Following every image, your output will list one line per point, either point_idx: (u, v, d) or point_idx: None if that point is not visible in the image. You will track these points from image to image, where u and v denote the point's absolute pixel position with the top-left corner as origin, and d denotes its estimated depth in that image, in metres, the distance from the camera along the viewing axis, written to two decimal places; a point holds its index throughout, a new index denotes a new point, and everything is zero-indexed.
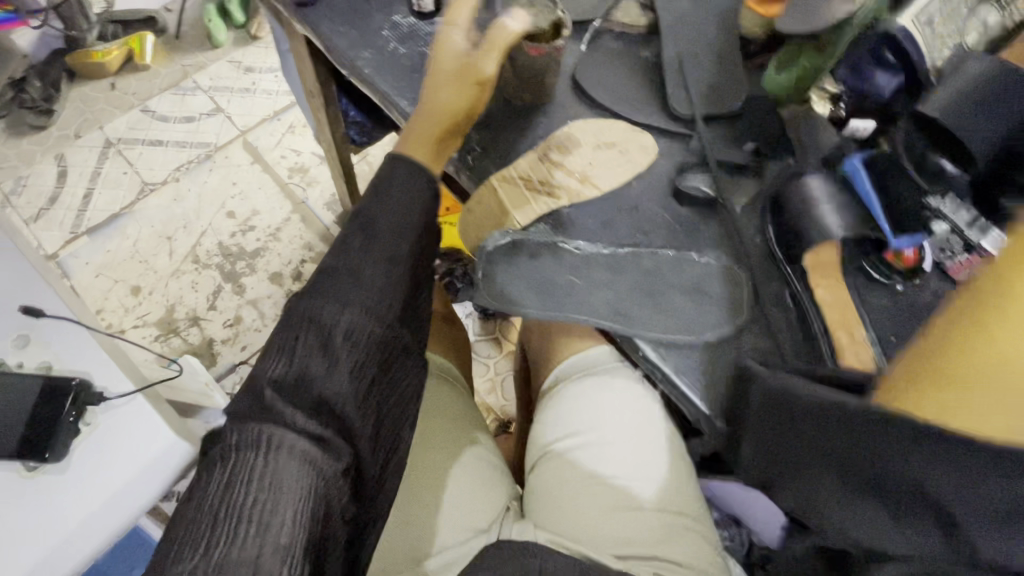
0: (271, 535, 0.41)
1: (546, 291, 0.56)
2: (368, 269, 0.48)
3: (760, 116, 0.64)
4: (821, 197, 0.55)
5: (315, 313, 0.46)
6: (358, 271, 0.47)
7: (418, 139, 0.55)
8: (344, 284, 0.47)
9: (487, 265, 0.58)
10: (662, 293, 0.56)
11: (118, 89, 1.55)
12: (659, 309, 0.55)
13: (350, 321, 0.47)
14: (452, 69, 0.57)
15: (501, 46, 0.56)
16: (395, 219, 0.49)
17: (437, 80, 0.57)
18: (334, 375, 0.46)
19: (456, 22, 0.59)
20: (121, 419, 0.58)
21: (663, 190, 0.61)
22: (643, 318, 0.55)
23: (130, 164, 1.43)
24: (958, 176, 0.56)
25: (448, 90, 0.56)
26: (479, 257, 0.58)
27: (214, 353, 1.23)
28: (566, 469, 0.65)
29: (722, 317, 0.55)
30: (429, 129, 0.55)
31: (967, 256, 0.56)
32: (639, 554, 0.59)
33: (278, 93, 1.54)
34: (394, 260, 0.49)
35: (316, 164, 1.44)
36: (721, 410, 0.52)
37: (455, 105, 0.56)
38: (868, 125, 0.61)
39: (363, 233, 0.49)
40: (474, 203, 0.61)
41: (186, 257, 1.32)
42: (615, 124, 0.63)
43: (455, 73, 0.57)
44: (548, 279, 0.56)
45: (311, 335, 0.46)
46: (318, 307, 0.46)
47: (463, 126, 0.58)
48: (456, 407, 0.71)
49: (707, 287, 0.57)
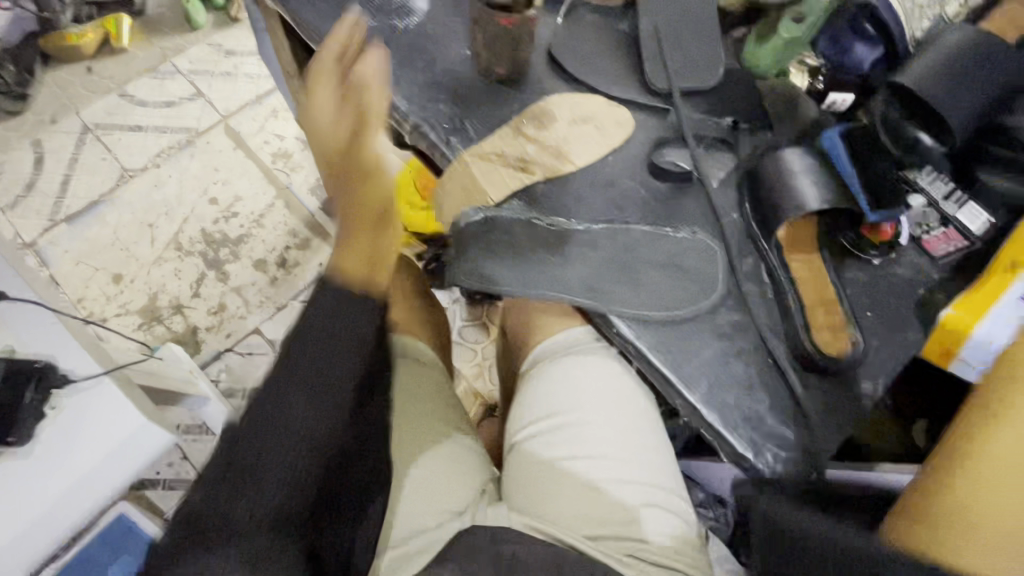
0: None
1: (520, 267, 0.55)
2: (298, 394, 0.47)
3: (740, 90, 0.63)
4: (800, 169, 0.55)
5: (258, 431, 0.45)
6: (284, 414, 0.46)
7: (348, 250, 0.54)
8: (280, 403, 0.46)
9: (460, 242, 0.57)
10: (637, 269, 0.55)
11: (95, 73, 1.42)
12: (633, 285, 0.54)
13: (288, 446, 0.45)
14: (344, 158, 0.58)
15: (377, 118, 0.58)
16: (327, 335, 0.48)
17: (340, 176, 0.58)
18: (272, 490, 0.44)
19: (321, 105, 0.59)
20: (89, 403, 0.59)
21: (640, 165, 0.60)
22: (616, 294, 0.54)
23: (108, 150, 1.33)
24: (935, 149, 0.57)
25: (368, 186, 0.58)
26: (453, 234, 0.58)
27: (199, 341, 1.17)
28: (542, 451, 0.64)
29: (697, 292, 0.55)
30: (367, 244, 0.55)
31: (943, 230, 0.57)
32: (611, 533, 0.59)
33: (260, 76, 1.43)
34: (324, 383, 0.47)
35: (300, 149, 1.36)
36: (696, 386, 0.52)
37: (365, 192, 0.57)
38: (847, 97, 0.61)
39: (292, 358, 0.47)
40: (446, 178, 0.59)
41: (168, 244, 1.24)
42: (592, 98, 0.61)
43: (351, 162, 0.58)
44: (519, 256, 0.55)
45: (244, 459, 0.45)
46: (252, 435, 0.45)
47: (383, 210, 0.58)
48: (431, 390, 0.70)
49: (681, 262, 0.56)
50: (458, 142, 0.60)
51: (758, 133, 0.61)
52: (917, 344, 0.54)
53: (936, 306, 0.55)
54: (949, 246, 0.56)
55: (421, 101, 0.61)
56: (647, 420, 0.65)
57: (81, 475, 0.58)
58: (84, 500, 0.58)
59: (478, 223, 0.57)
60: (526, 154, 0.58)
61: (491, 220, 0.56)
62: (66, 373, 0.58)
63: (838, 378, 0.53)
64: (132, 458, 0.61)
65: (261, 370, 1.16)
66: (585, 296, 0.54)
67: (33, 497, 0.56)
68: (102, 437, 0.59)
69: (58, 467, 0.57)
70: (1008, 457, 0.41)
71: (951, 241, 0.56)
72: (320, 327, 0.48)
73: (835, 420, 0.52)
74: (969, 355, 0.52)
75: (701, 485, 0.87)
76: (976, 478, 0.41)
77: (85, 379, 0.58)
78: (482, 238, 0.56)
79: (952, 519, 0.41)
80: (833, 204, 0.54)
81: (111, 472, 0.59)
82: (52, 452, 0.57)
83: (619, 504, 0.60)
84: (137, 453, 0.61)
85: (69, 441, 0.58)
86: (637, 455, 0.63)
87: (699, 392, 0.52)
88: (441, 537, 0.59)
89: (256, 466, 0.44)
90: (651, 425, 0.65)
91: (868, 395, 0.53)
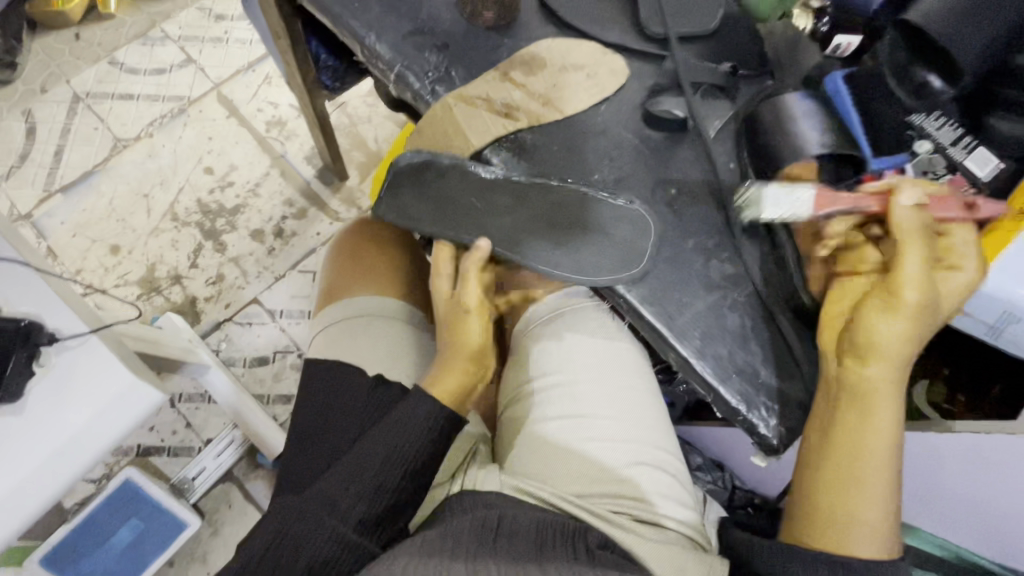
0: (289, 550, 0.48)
1: (477, 222, 0.55)
2: (320, 408, 0.61)
3: (740, 35, 0.60)
4: (800, 112, 0.53)
5: (305, 438, 0.60)
6: (315, 425, 0.60)
7: (441, 383, 0.56)
8: (310, 420, 0.60)
9: (394, 181, 0.58)
10: (602, 224, 0.54)
11: (84, 40, 1.36)
12: (603, 243, 0.53)
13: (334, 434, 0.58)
14: (446, 307, 0.59)
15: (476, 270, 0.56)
16: (333, 376, 0.62)
17: (448, 326, 0.59)
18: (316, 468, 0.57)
19: (441, 270, 0.59)
20: (81, 363, 0.54)
21: (634, 115, 0.58)
22: (578, 248, 0.54)
23: (101, 119, 1.29)
24: (942, 91, 0.54)
25: (460, 336, 0.58)
26: (389, 172, 0.59)
27: (199, 311, 1.17)
28: (533, 410, 0.63)
29: (621, 263, 0.53)
30: (455, 382, 0.56)
31: (949, 177, 0.54)
32: (602, 491, 0.58)
33: (253, 42, 1.37)
34: (337, 392, 0.61)
35: (295, 117, 1.31)
36: (688, 339, 0.51)
37: (472, 342, 0.58)
38: (853, 40, 0.57)
39: (314, 389, 0.62)
40: (426, 122, 0.58)
41: (164, 214, 1.22)
42: (583, 44, 0.59)
43: (461, 312, 0.58)
44: (474, 216, 0.55)
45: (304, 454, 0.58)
46: (304, 439, 0.59)
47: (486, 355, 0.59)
48: (419, 351, 0.68)
49: (612, 229, 0.54)
50: (443, 89, 0.58)
51: (758, 79, 0.58)
52: None
53: None
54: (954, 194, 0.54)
55: (407, 51, 0.59)
56: (639, 380, 0.65)
57: (69, 436, 0.53)
58: (71, 464, 0.53)
59: (438, 169, 0.57)
60: (512, 100, 0.57)
61: (454, 167, 0.56)
62: (54, 332, 0.54)
63: None
64: (125, 421, 0.54)
65: (261, 340, 1.16)
66: (527, 257, 0.54)
67: (21, 458, 0.52)
68: (86, 397, 0.53)
69: (43, 429, 0.53)
70: (834, 457, 0.47)
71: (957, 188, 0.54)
72: (325, 375, 0.63)
73: None
74: (972, 305, 0.53)
75: (700, 450, 0.88)
76: (823, 482, 0.47)
77: (72, 337, 0.54)
78: (438, 189, 0.57)
79: (821, 521, 0.47)
80: (833, 147, 0.52)
81: (100, 434, 0.53)
82: (45, 410, 0.53)
83: (608, 464, 0.60)
84: (132, 414, 0.54)
85: (55, 401, 0.53)
86: (632, 414, 0.63)
87: (691, 345, 0.51)
88: (434, 498, 0.58)
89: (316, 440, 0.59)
90: (646, 385, 0.65)
91: None
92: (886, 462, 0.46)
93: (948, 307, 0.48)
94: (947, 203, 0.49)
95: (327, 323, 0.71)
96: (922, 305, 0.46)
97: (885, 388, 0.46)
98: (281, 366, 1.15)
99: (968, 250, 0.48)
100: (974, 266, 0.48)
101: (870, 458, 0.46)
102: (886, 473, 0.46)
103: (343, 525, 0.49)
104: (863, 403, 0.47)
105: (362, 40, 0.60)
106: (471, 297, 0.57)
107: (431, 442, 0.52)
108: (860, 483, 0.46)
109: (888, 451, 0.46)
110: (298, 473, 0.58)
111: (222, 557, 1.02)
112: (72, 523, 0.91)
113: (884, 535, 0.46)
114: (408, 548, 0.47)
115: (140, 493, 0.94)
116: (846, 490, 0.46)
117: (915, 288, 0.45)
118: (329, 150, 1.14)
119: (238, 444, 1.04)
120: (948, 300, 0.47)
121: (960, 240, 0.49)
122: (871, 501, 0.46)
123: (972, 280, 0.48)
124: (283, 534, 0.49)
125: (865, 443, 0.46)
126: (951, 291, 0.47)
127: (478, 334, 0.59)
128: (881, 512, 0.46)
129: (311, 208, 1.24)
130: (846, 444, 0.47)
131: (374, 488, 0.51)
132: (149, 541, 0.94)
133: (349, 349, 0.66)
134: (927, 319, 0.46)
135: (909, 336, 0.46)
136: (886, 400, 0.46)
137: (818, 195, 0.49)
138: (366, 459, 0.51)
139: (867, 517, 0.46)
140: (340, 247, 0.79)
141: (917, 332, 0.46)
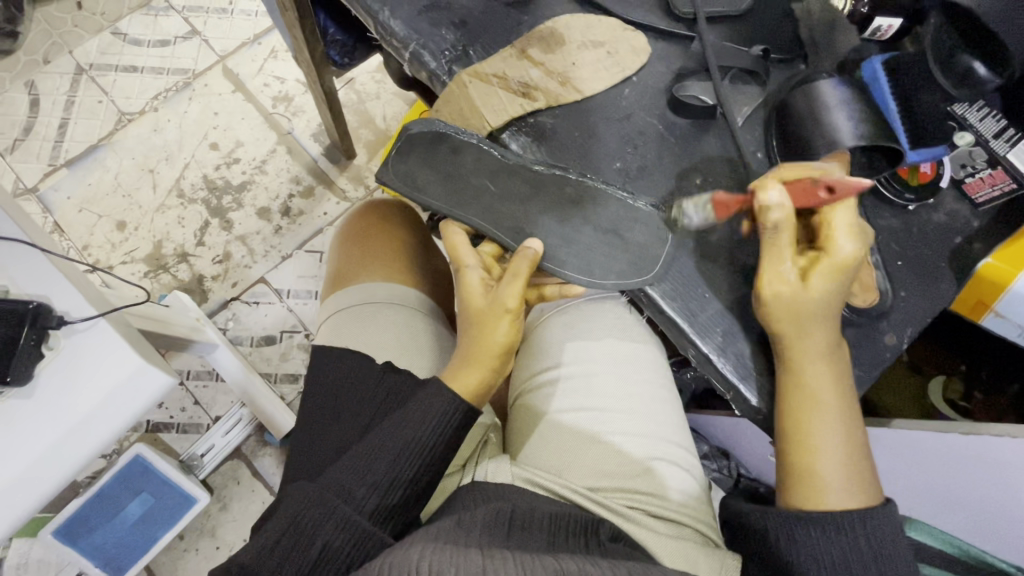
0: (297, 549, 0.47)
1: (485, 206, 0.53)
2: (335, 398, 0.59)
3: (774, 16, 0.58)
4: (836, 101, 0.50)
5: (319, 427, 0.59)
6: (330, 415, 0.59)
7: (459, 375, 0.53)
8: (326, 412, 0.59)
9: (405, 147, 0.55)
10: (618, 219, 0.52)
11: (86, 9, 1.32)
12: (618, 242, 0.51)
13: (347, 425, 0.58)
14: (479, 310, 0.54)
15: (521, 278, 0.51)
16: (341, 365, 0.61)
17: (469, 324, 0.55)
18: (328, 460, 0.56)
19: (468, 263, 0.54)
20: (91, 347, 0.53)
21: (659, 99, 0.56)
22: (587, 242, 0.52)
23: (105, 92, 1.26)
24: (989, 80, 0.51)
25: (485, 335, 0.53)
26: (401, 138, 0.56)
27: (205, 290, 1.16)
28: (548, 401, 0.62)
29: (631, 268, 0.51)
30: (471, 383, 0.53)
31: (990, 171, 0.53)
32: (619, 486, 0.57)
33: (259, 13, 1.33)
34: (349, 381, 0.60)
35: (301, 93, 1.28)
36: (710, 335, 0.50)
37: (499, 345, 0.54)
38: (894, 23, 0.55)
39: (324, 377, 0.61)
40: (443, 100, 0.55)
41: (170, 190, 1.21)
42: (606, 22, 0.57)
43: (490, 314, 0.53)
44: (487, 200, 0.53)
45: (319, 443, 0.58)
46: (319, 427, 0.59)
47: (512, 353, 0.56)
48: (427, 339, 0.67)
49: (624, 231, 0.52)
50: (459, 69, 0.56)
51: (789, 64, 0.56)
52: (946, 295, 0.52)
53: (972, 256, 0.53)
54: (993, 189, 0.53)
55: (422, 27, 0.57)
56: (659, 375, 0.64)
57: (78, 421, 0.52)
58: (80, 450, 0.52)
59: (451, 145, 0.54)
60: (530, 79, 0.55)
61: (470, 146, 0.53)
62: (63, 315, 0.54)
63: (864, 330, 0.51)
64: (133, 406, 0.53)
65: (268, 320, 1.16)
66: (546, 259, 0.52)
67: (30, 442, 0.51)
68: (96, 381, 0.53)
69: (53, 412, 0.52)
70: (819, 446, 0.47)
71: (997, 183, 0.53)
72: (334, 368, 0.61)
73: (856, 372, 0.50)
74: (1006, 307, 0.56)
75: (706, 438, 0.87)
76: (786, 439, 0.47)
77: (82, 321, 0.53)
78: (447, 166, 0.54)
79: (789, 479, 0.48)
80: (869, 139, 0.49)
81: (110, 420, 0.53)
82: (55, 392, 0.52)
83: (626, 454, 0.59)
84: (143, 399, 0.53)
85: (64, 384, 0.52)
86: (647, 408, 0.62)
87: (712, 342, 0.50)
88: (446, 487, 0.59)
89: (330, 431, 0.58)
90: (663, 381, 0.64)
91: (892, 348, 0.51)
92: (846, 408, 0.47)
93: (826, 288, 0.47)
94: (814, 189, 0.47)
95: (335, 309, 0.70)
96: (777, 295, 0.47)
97: (799, 343, 0.47)
98: (288, 346, 1.15)
99: (840, 230, 0.47)
100: (851, 242, 0.47)
101: (823, 408, 0.47)
102: (844, 419, 0.47)
103: (359, 512, 0.49)
104: (798, 366, 0.47)
105: (375, 14, 0.57)
106: (511, 297, 0.52)
107: (450, 436, 0.52)
108: (823, 433, 0.47)
109: (852, 432, 0.47)
110: (308, 460, 0.57)
111: (231, 532, 1.03)
112: (87, 495, 0.90)
113: (858, 473, 0.47)
114: (426, 534, 0.46)
115: (151, 468, 0.94)
116: (811, 443, 0.47)
117: (764, 280, 0.48)
118: (338, 129, 1.12)
119: (246, 422, 1.05)
120: (823, 280, 0.47)
121: (832, 222, 0.47)
122: (829, 447, 0.47)
123: (849, 258, 0.47)
124: (297, 520, 0.48)
125: (821, 400, 0.47)
126: (825, 271, 0.47)
127: (506, 334, 0.54)
128: (846, 458, 0.47)
129: (318, 187, 1.22)
130: (809, 400, 0.47)
131: (390, 478, 0.50)
132: (159, 516, 0.95)
133: (357, 335, 0.65)
134: (796, 304, 0.47)
135: (773, 320, 0.48)
136: (808, 357, 0.47)
137: (715, 202, 0.50)
138: (382, 447, 0.51)
139: (829, 467, 0.46)
140: (345, 234, 0.78)
141: (784, 317, 0.47)
